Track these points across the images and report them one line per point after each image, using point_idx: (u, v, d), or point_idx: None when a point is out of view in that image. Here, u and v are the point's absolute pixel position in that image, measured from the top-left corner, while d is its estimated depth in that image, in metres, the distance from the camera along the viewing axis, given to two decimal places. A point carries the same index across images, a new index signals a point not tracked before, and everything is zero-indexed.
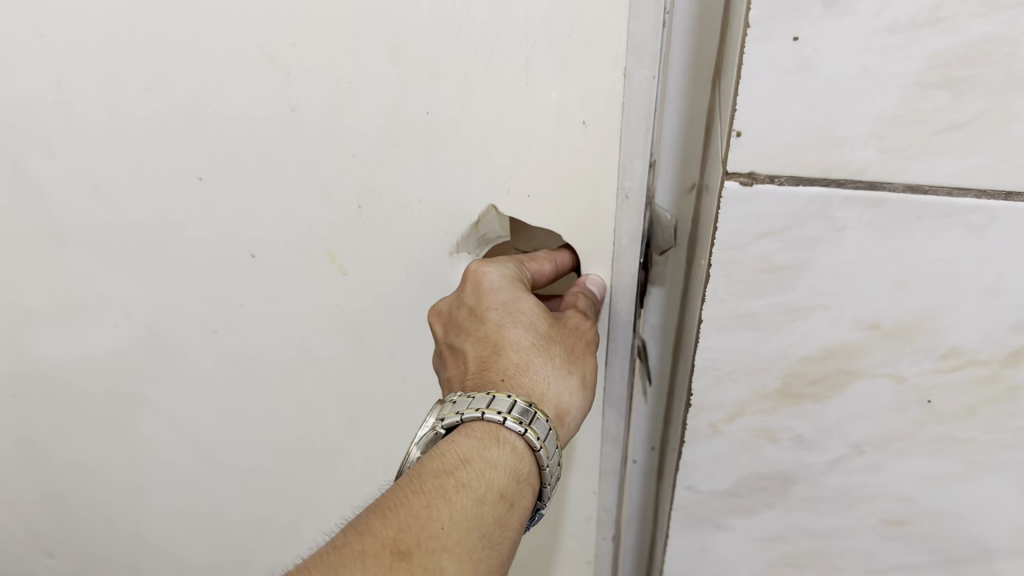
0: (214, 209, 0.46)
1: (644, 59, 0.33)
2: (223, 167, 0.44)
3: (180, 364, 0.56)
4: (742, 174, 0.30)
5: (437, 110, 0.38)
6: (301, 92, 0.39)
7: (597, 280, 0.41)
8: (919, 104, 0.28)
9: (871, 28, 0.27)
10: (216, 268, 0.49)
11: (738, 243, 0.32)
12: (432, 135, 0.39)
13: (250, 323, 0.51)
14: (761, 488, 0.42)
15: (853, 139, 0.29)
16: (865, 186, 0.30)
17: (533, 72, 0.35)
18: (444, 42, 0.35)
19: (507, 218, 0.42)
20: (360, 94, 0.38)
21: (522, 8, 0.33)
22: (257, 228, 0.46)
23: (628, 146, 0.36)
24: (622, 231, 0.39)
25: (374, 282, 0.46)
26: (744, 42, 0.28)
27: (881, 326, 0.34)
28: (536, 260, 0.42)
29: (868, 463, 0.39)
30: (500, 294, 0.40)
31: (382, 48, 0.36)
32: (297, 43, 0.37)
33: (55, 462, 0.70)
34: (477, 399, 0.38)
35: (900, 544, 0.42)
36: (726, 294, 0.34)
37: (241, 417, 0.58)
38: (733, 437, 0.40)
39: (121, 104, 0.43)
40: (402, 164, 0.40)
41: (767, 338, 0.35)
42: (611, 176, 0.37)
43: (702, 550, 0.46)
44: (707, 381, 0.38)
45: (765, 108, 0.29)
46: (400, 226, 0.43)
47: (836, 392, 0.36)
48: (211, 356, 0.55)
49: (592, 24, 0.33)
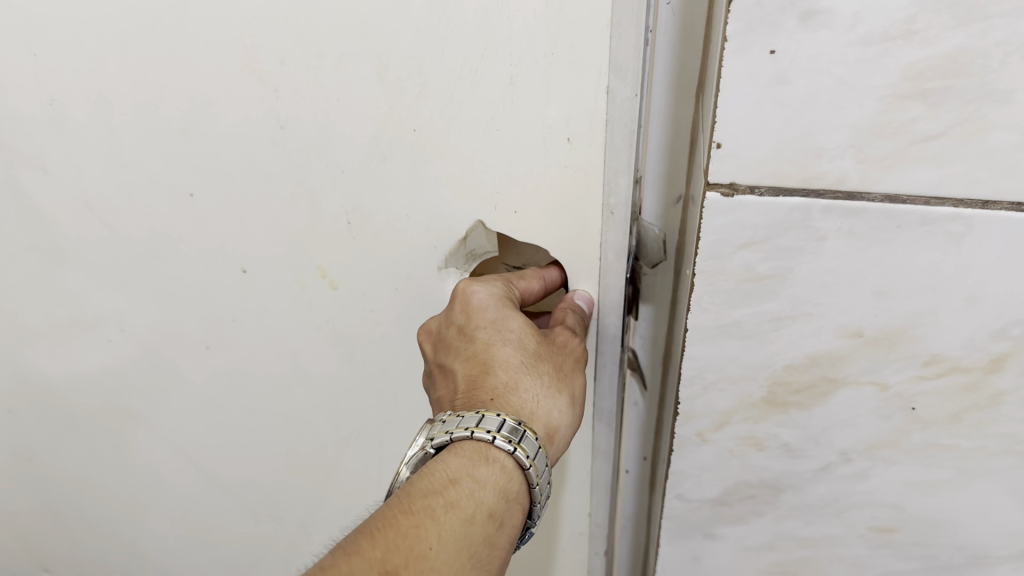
0: (204, 225, 0.46)
1: (626, 77, 0.34)
2: (214, 183, 0.44)
3: (173, 379, 0.56)
4: (723, 185, 0.31)
5: (424, 126, 0.38)
6: (289, 109, 0.40)
7: (586, 294, 0.42)
8: (895, 115, 0.28)
9: (845, 40, 0.27)
10: (208, 283, 0.49)
11: (722, 252, 0.33)
12: (419, 150, 0.39)
13: (241, 337, 0.51)
14: (750, 496, 0.41)
15: (831, 150, 0.29)
16: (844, 196, 0.30)
17: (517, 91, 0.35)
18: (429, 59, 0.36)
19: (495, 234, 0.43)
20: (347, 110, 0.39)
21: (505, 27, 0.34)
22: (247, 243, 0.46)
23: (612, 163, 0.36)
24: (607, 246, 0.39)
25: (364, 297, 0.46)
26: (722, 55, 0.29)
27: (864, 334, 0.34)
28: (525, 278, 0.42)
29: (856, 470, 0.39)
30: (489, 312, 0.40)
31: (370, 65, 0.37)
32: (285, 62, 0.38)
33: (52, 479, 0.70)
34: (466, 418, 0.38)
35: (889, 551, 0.42)
36: (710, 303, 0.34)
37: (234, 433, 0.58)
38: (721, 445, 0.39)
39: (113, 122, 0.44)
40: (390, 181, 0.41)
41: (752, 347, 0.35)
42: (596, 194, 0.38)
43: (693, 561, 0.46)
44: (694, 389, 0.38)
45: (744, 120, 0.29)
46: (388, 242, 0.43)
47: (822, 400, 0.37)
48: (203, 371, 0.55)
49: (574, 44, 0.33)
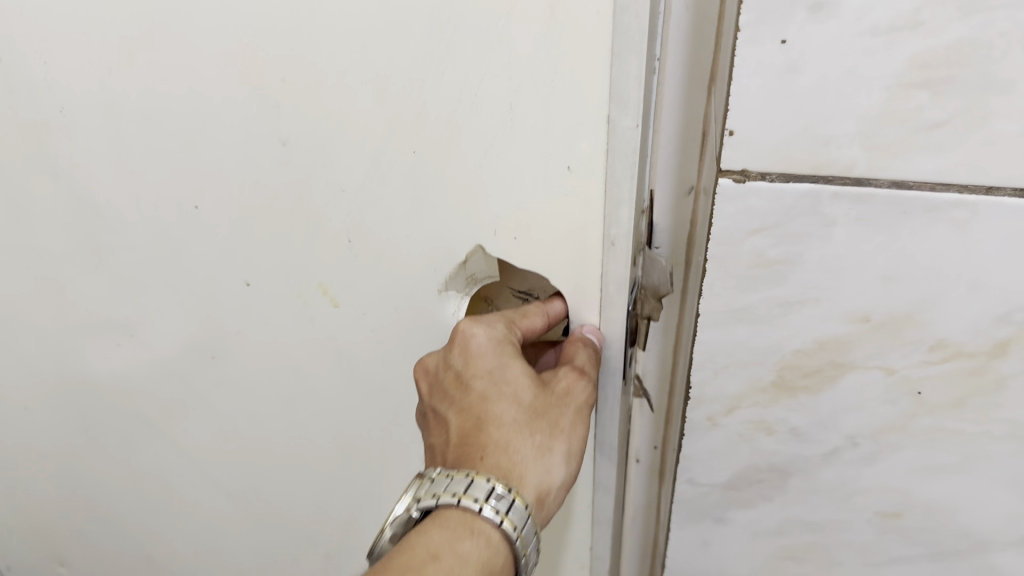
0: (210, 235, 0.47)
1: (628, 107, 0.32)
2: (220, 195, 0.45)
3: (180, 384, 0.58)
4: (735, 171, 0.32)
5: (424, 148, 0.38)
6: (290, 127, 0.40)
7: (594, 328, 0.41)
8: (901, 103, 0.29)
9: (854, 31, 0.28)
10: (213, 291, 0.50)
11: (733, 238, 0.34)
12: (420, 171, 0.39)
13: (246, 347, 0.52)
14: (759, 481, 0.42)
15: (839, 138, 0.30)
16: (852, 182, 0.31)
17: (516, 117, 0.35)
18: (428, 82, 0.36)
19: (496, 260, 0.43)
20: (348, 127, 0.39)
21: (503, 52, 0.33)
22: (252, 254, 0.47)
23: (613, 192, 0.35)
24: (609, 276, 0.39)
25: (365, 316, 0.47)
26: (735, 45, 0.30)
27: (871, 319, 0.35)
28: (529, 316, 0.42)
29: (863, 454, 0.40)
30: (487, 358, 0.41)
31: (369, 84, 0.37)
32: (286, 80, 0.39)
33: (65, 479, 0.71)
34: (456, 481, 0.38)
35: (896, 536, 0.43)
36: (721, 288, 0.36)
37: (239, 442, 0.59)
38: (731, 429, 0.40)
39: (122, 133, 0.45)
40: (391, 200, 0.41)
41: (762, 332, 0.36)
42: (597, 224, 0.37)
43: (703, 545, 0.46)
44: (705, 374, 0.39)
45: (755, 110, 0.30)
46: (390, 260, 0.43)
47: (830, 385, 0.38)
48: (209, 377, 0.56)
49: (574, 71, 0.32)
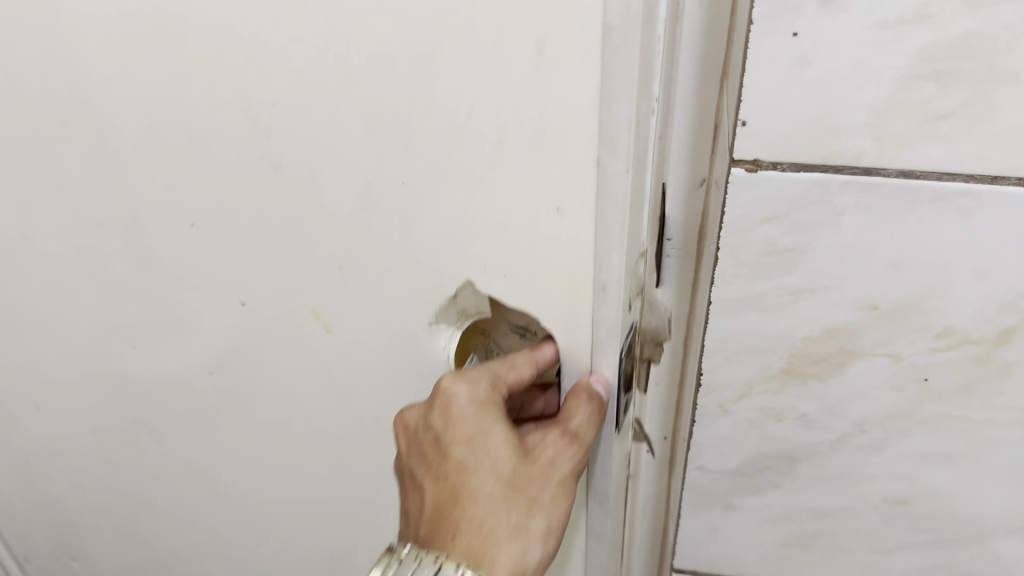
0: (208, 252, 0.46)
1: (618, 150, 0.31)
2: (213, 215, 0.43)
3: (180, 394, 0.57)
4: (747, 161, 0.33)
5: (412, 181, 0.36)
6: (282, 150, 0.38)
7: (604, 380, 0.39)
8: (909, 95, 0.30)
9: (864, 25, 0.29)
10: (212, 307, 0.49)
11: (745, 226, 0.35)
12: (407, 205, 0.37)
13: (246, 367, 0.51)
14: (768, 467, 0.43)
15: (848, 128, 0.31)
16: (861, 171, 0.32)
17: (505, 156, 0.33)
18: (416, 114, 0.34)
19: (487, 298, 0.40)
20: (337, 154, 0.37)
21: (490, 88, 0.31)
22: (246, 275, 0.45)
23: (602, 238, 0.34)
24: (600, 321, 0.37)
25: (359, 342, 0.45)
26: (748, 37, 0.30)
27: (879, 306, 0.36)
28: (514, 368, 0.40)
29: (871, 441, 0.41)
30: (466, 425, 0.39)
31: (358, 113, 0.35)
32: (278, 104, 0.36)
33: (71, 473, 0.72)
34: (422, 567, 0.38)
35: (902, 523, 0.43)
36: (733, 277, 0.36)
37: (238, 455, 0.59)
38: (741, 417, 0.41)
39: (119, 147, 0.43)
40: (380, 231, 0.39)
41: (772, 319, 0.37)
42: (586, 269, 0.35)
43: (712, 532, 0.47)
44: (716, 361, 0.39)
45: (767, 101, 0.31)
46: (385, 288, 0.42)
47: (838, 372, 0.38)
48: (210, 389, 0.55)
49: (563, 113, 0.31)
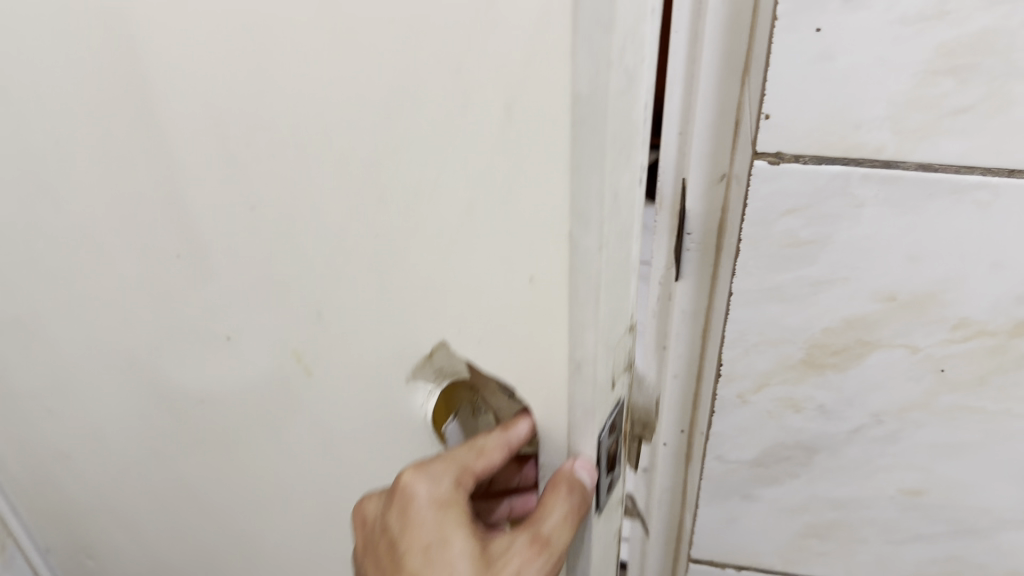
0: (149, 291, 0.39)
1: (591, 225, 0.24)
2: (157, 228, 0.36)
3: (125, 434, 0.50)
4: (770, 154, 0.34)
5: (359, 226, 0.29)
6: (223, 176, 0.32)
7: (588, 470, 0.30)
8: (929, 89, 0.31)
9: (885, 21, 0.30)
10: (158, 360, 0.43)
11: (767, 218, 0.36)
12: (356, 257, 0.30)
13: (199, 407, 0.44)
14: (786, 458, 0.44)
15: (869, 122, 0.32)
16: (881, 164, 0.33)
17: (470, 207, 0.26)
18: (362, 149, 0.27)
19: (461, 358, 0.30)
20: (282, 193, 0.30)
21: (459, 112, 0.24)
22: (200, 303, 0.38)
23: (578, 315, 0.26)
24: (578, 405, 0.29)
25: (323, 398, 0.37)
26: (771, 34, 0.31)
27: (897, 298, 0.37)
28: (483, 453, 0.31)
29: (887, 432, 0.41)
30: (425, 528, 0.31)
31: (301, 139, 0.28)
32: (217, 120, 0.30)
33: (23, 509, 0.65)
34: None
35: (917, 514, 0.44)
36: (754, 268, 0.37)
37: (193, 507, 0.52)
38: (760, 407, 0.42)
39: (50, 185, 0.38)
40: (335, 286, 0.32)
41: (792, 310, 0.38)
42: (561, 343, 0.27)
43: (730, 522, 0.48)
44: (736, 351, 0.40)
45: (791, 95, 0.32)
46: (339, 349, 0.34)
47: (856, 363, 0.39)
48: (158, 431, 0.48)
49: (533, 161, 0.24)
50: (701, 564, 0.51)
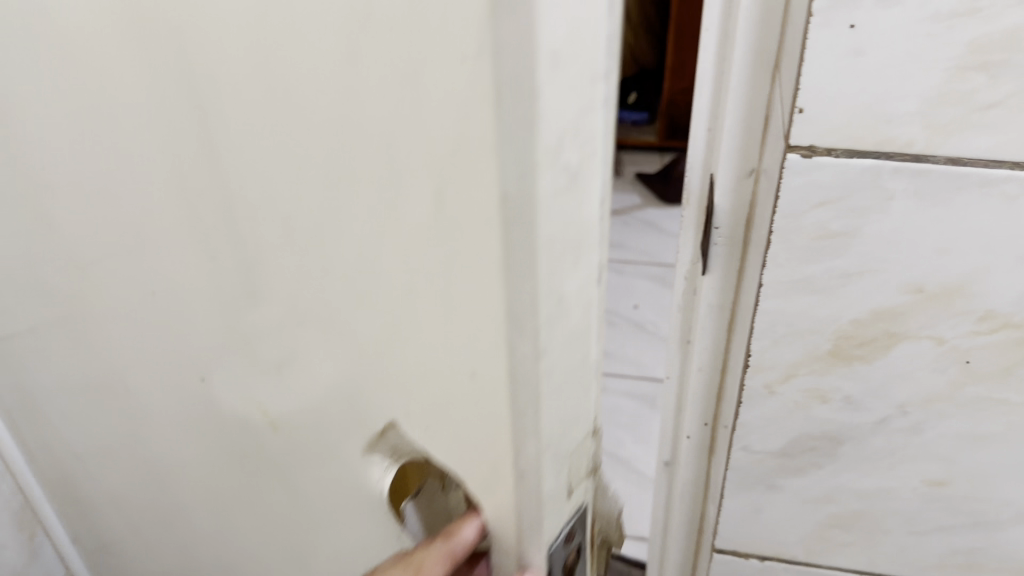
0: (111, 324, 0.37)
1: (524, 330, 0.22)
2: (114, 265, 0.34)
3: (107, 466, 0.47)
4: (803, 147, 0.35)
5: (303, 299, 0.27)
6: (172, 222, 0.30)
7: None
8: (960, 85, 0.32)
9: (917, 17, 0.31)
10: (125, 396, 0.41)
11: (798, 210, 0.37)
12: (304, 327, 0.28)
13: (167, 453, 0.42)
14: (811, 449, 0.45)
15: (900, 117, 0.33)
16: (911, 158, 0.34)
17: (411, 288, 0.24)
18: (303, 219, 0.25)
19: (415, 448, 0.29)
20: (225, 248, 0.29)
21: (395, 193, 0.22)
22: (160, 350, 0.36)
23: (518, 420, 0.24)
24: (524, 522, 0.26)
25: (283, 467, 0.35)
26: (806, 30, 0.32)
27: (925, 289, 0.37)
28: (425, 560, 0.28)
29: (912, 423, 0.42)
30: None
31: (243, 194, 0.26)
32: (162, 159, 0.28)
33: None
34: None
35: (941, 504, 0.45)
36: (784, 260, 0.38)
37: (167, 545, 0.49)
38: (788, 397, 0.43)
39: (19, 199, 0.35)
40: (287, 354, 0.30)
41: (822, 302, 0.39)
42: (503, 449, 0.25)
43: (754, 511, 0.49)
44: (764, 342, 0.41)
45: (824, 90, 0.33)
46: (293, 416, 0.32)
47: (882, 354, 0.40)
48: (133, 469, 0.45)
49: (473, 251, 0.22)
50: (725, 553, 0.52)
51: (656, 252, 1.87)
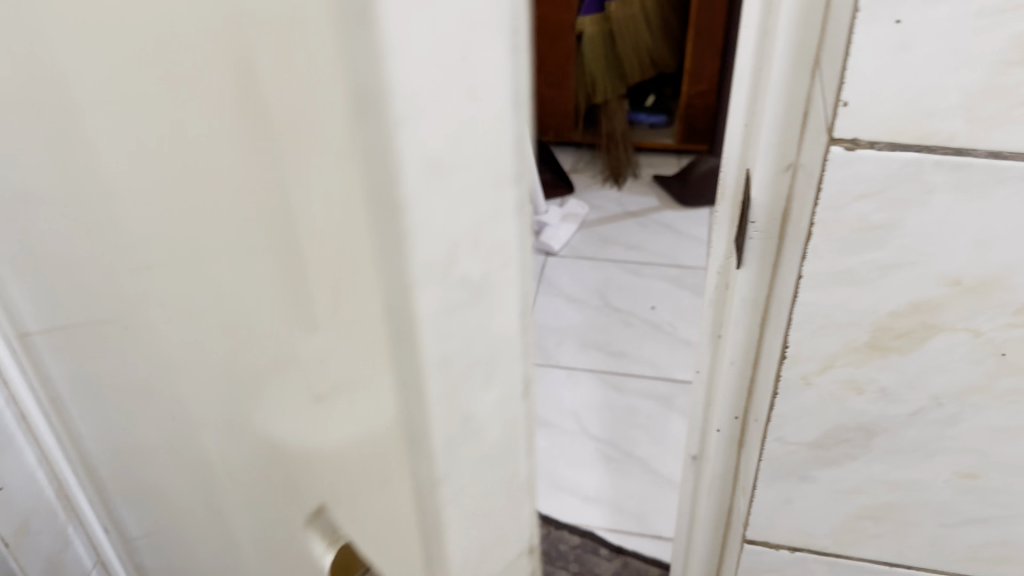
0: (102, 356, 0.39)
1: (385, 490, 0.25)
2: (89, 306, 0.36)
3: (133, 466, 0.47)
4: (846, 140, 0.35)
5: (230, 383, 0.31)
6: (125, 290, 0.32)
7: None
8: (1003, 79, 0.32)
9: (963, 12, 0.31)
10: (123, 416, 0.43)
11: (840, 202, 0.37)
12: (237, 405, 0.32)
13: (160, 468, 0.44)
14: (845, 440, 0.45)
15: (943, 110, 0.33)
16: (953, 151, 0.35)
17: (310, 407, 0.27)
18: (216, 322, 0.28)
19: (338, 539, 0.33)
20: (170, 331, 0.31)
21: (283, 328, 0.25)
22: (136, 389, 0.39)
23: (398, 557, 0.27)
24: None
25: (246, 509, 0.39)
26: (852, 25, 0.33)
27: (962, 282, 0.38)
28: None
29: (946, 415, 0.43)
30: None
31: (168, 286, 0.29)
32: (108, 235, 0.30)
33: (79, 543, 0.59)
34: None
35: (972, 496, 0.45)
36: (824, 252, 0.39)
37: (179, 544, 0.51)
38: (823, 389, 0.44)
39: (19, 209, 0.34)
40: (234, 430, 0.33)
41: (860, 293, 0.40)
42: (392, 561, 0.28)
43: (785, 503, 0.49)
44: (801, 334, 0.42)
45: (869, 84, 0.33)
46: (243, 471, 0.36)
47: (918, 346, 0.41)
48: (154, 476, 0.46)
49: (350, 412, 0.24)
50: (756, 544, 0.53)
51: (673, 254, 1.87)
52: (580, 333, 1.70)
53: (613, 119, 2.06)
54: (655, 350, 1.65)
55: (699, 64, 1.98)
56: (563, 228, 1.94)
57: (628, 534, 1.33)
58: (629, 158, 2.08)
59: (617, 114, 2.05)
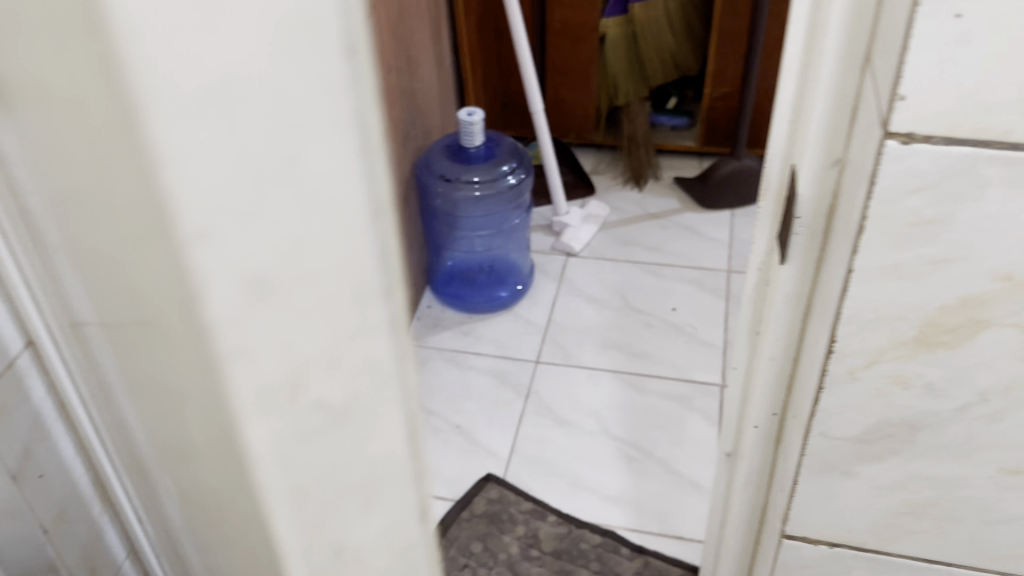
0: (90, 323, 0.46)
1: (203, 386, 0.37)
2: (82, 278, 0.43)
3: (139, 427, 0.52)
4: (902, 134, 0.36)
5: (169, 339, 0.39)
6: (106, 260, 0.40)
7: None
8: None
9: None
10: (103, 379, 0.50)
11: (893, 197, 0.38)
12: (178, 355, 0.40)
13: (139, 431, 0.51)
14: (888, 435, 0.46)
15: (1002, 105, 0.34)
16: (1009, 146, 0.35)
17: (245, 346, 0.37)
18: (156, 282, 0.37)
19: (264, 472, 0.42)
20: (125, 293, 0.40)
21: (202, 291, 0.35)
22: (113, 354, 0.46)
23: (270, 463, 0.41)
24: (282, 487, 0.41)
25: (192, 455, 0.47)
26: (912, 19, 0.33)
27: (1014, 277, 0.38)
28: None
29: (991, 411, 0.43)
30: None
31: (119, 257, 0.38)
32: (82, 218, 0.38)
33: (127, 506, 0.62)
34: None
35: (1016, 493, 0.45)
36: (875, 246, 0.39)
37: (167, 504, 0.57)
38: (869, 384, 0.44)
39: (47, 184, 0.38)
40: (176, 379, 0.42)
41: (909, 288, 0.40)
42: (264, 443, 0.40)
43: (826, 498, 0.50)
44: (849, 328, 0.42)
45: (927, 78, 0.33)
46: (187, 420, 0.44)
47: (967, 341, 0.41)
48: (153, 443, 0.51)
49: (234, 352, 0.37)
50: (794, 539, 0.53)
51: (694, 256, 1.87)
52: (602, 333, 1.71)
53: (635, 120, 2.05)
54: (676, 351, 1.65)
55: (722, 65, 1.98)
56: (584, 229, 1.95)
57: (649, 534, 1.33)
58: (651, 160, 2.08)
59: (638, 115, 2.05)
